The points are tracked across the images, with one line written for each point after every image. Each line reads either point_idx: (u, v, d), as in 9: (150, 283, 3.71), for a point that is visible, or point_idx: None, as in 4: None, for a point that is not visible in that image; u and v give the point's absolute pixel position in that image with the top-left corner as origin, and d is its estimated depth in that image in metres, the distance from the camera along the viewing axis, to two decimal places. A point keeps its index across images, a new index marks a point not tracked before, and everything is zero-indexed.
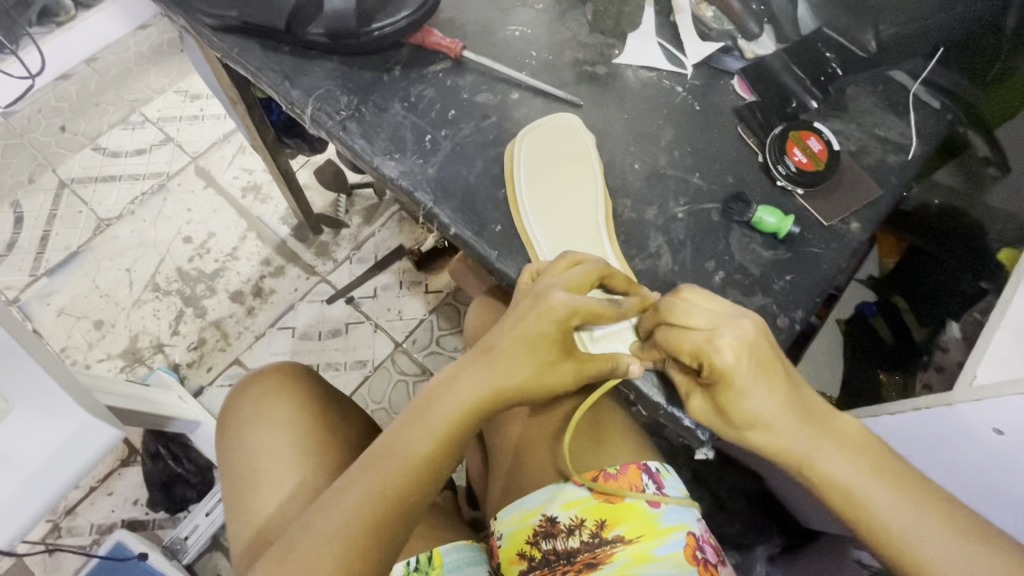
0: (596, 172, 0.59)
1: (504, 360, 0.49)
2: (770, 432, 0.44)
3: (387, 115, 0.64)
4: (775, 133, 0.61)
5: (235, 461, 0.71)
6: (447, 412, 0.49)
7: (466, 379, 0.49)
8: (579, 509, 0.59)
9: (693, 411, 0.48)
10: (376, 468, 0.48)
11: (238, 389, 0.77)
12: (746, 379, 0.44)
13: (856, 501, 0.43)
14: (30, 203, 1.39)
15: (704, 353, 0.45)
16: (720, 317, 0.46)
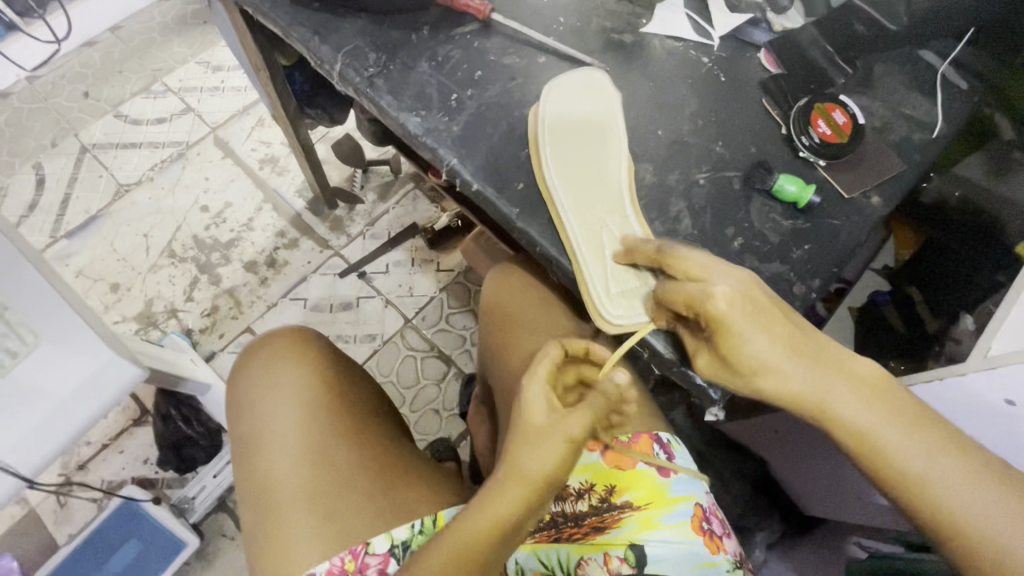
0: (619, 133, 0.60)
1: (519, 460, 0.48)
2: (774, 377, 0.44)
3: (414, 74, 0.65)
4: (800, 105, 0.61)
5: (242, 421, 0.72)
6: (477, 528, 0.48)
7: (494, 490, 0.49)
8: (590, 474, 0.61)
9: (700, 369, 0.49)
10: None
11: (249, 350, 0.78)
12: (742, 325, 0.44)
13: (870, 444, 0.43)
14: (52, 166, 1.41)
15: (698, 302, 0.46)
16: (714, 266, 0.47)
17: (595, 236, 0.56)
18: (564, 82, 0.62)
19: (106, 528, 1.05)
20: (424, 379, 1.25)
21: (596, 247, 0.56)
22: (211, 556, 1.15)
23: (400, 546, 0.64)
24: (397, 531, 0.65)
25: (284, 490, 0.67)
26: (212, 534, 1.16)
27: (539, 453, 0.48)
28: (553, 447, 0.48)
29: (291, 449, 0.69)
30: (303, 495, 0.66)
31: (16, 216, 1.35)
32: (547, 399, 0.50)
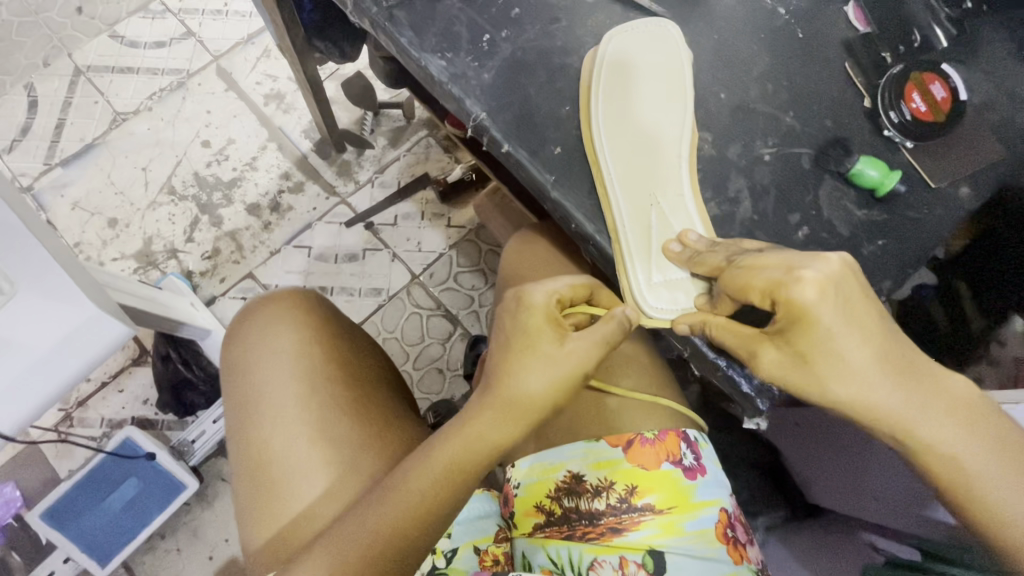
0: (684, 103, 0.51)
1: (516, 385, 0.47)
2: (862, 387, 0.38)
3: (440, 6, 0.56)
4: (894, 73, 0.51)
5: (237, 393, 0.67)
6: (461, 445, 0.49)
7: (481, 414, 0.48)
8: (610, 470, 0.56)
9: (763, 371, 0.41)
10: (392, 500, 0.49)
11: (244, 315, 0.72)
12: (832, 322, 0.38)
13: (963, 474, 0.39)
14: (44, 87, 1.31)
15: (781, 288, 0.39)
16: (797, 257, 0.40)
17: (644, 220, 0.50)
18: (624, 38, 0.53)
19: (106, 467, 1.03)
20: (429, 337, 1.20)
21: (645, 234, 0.49)
22: (211, 497, 1.11)
23: None
24: None
25: (285, 470, 0.63)
26: (211, 477, 1.12)
27: (531, 382, 0.47)
28: (549, 388, 0.47)
29: (294, 421, 0.64)
30: (306, 468, 0.63)
31: (8, 141, 1.27)
32: (546, 324, 0.49)
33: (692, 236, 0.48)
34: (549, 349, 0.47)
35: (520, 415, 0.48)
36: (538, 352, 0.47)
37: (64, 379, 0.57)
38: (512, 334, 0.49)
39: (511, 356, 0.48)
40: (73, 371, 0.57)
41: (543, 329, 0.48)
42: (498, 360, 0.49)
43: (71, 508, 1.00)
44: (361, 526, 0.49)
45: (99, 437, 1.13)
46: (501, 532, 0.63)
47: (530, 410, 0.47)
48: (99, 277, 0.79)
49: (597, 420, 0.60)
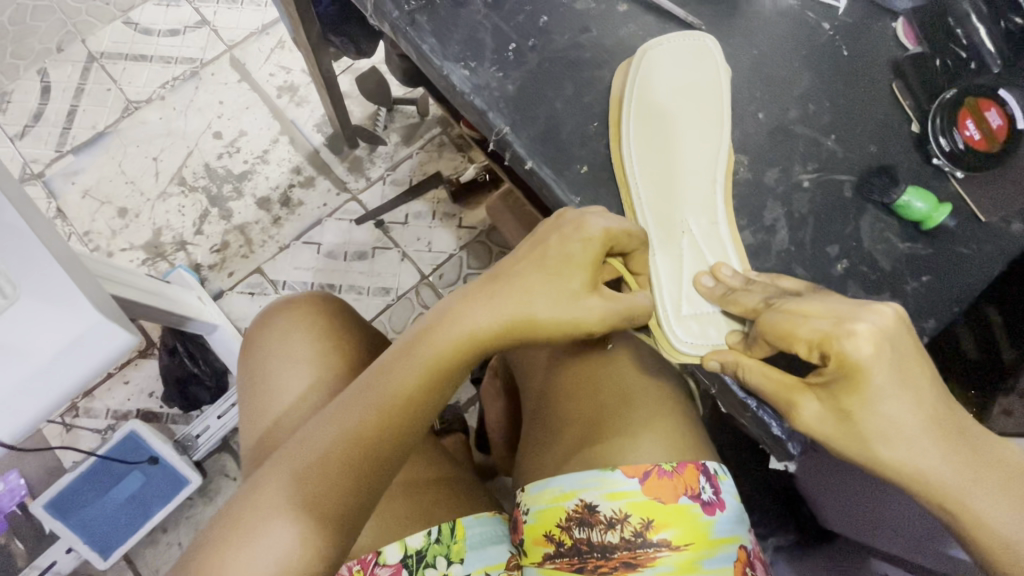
0: (721, 124, 0.49)
1: (526, 298, 0.43)
2: (907, 450, 0.36)
3: (464, 11, 0.53)
4: (945, 99, 0.48)
5: (256, 399, 0.63)
6: (449, 345, 0.44)
7: (473, 313, 0.44)
8: (625, 502, 0.53)
9: (801, 420, 0.39)
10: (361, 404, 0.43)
11: (261, 319, 0.68)
12: (882, 379, 0.35)
13: (1014, 556, 0.35)
14: (57, 73, 1.29)
15: (830, 340, 0.36)
16: (848, 307, 0.37)
17: (676, 251, 0.48)
18: (657, 53, 0.50)
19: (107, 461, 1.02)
20: None
21: (676, 265, 0.48)
22: (213, 493, 1.10)
23: (414, 557, 0.54)
24: (411, 538, 0.55)
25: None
26: (214, 473, 1.11)
27: (540, 293, 0.43)
28: (564, 308, 0.43)
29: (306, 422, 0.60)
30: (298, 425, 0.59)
31: (20, 126, 1.26)
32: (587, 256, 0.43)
33: (725, 271, 0.46)
34: (574, 278, 0.43)
35: (517, 328, 0.44)
36: (554, 260, 0.44)
37: (64, 389, 0.53)
38: (530, 247, 0.45)
39: (524, 266, 0.45)
40: (74, 382, 0.53)
41: (584, 268, 0.43)
42: (506, 266, 0.45)
43: (75, 499, 1.00)
44: (324, 437, 0.42)
45: (103, 429, 1.12)
46: (513, 559, 0.59)
47: (534, 326, 0.44)
48: (108, 271, 0.77)
49: (618, 448, 0.55)
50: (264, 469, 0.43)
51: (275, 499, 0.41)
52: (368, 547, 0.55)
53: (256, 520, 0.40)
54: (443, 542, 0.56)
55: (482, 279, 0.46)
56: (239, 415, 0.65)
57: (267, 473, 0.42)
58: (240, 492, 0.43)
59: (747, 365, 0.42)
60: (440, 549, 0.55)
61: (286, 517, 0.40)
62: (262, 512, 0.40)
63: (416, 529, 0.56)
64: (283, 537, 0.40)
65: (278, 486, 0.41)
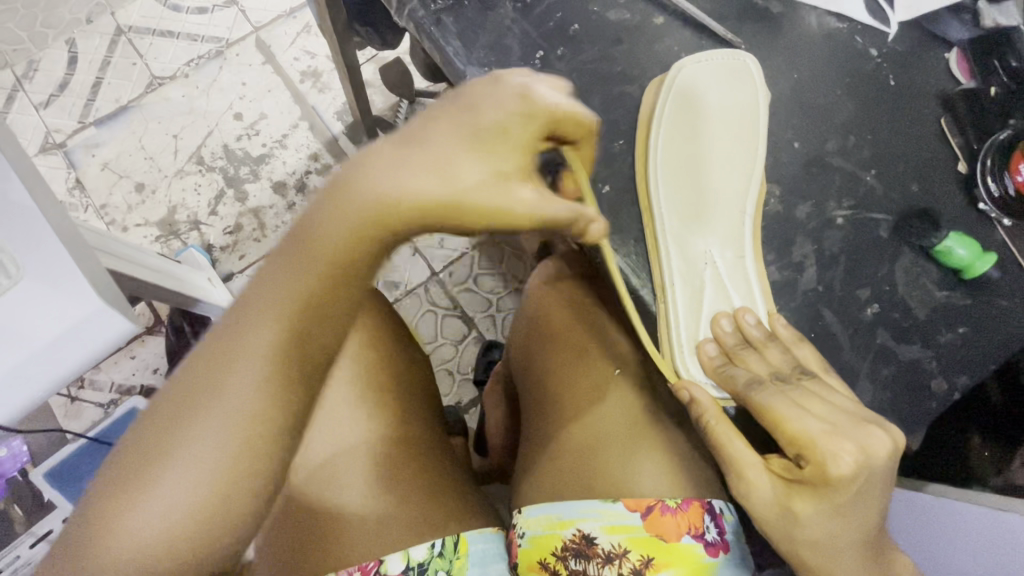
0: (755, 151, 0.46)
1: (452, 180, 0.32)
2: (834, 560, 0.37)
3: (493, 14, 0.51)
4: (998, 140, 0.45)
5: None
6: (360, 224, 0.32)
7: (383, 205, 0.32)
8: (625, 537, 0.49)
9: (751, 504, 0.39)
10: (258, 316, 0.33)
11: None
12: (846, 499, 0.35)
13: None
14: (85, 44, 1.29)
15: (811, 446, 0.36)
16: (843, 422, 0.37)
17: (697, 284, 0.47)
18: (692, 73, 0.47)
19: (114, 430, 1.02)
20: (441, 337, 1.08)
21: (695, 298, 0.46)
22: None
23: (416, 570, 0.50)
24: (416, 550, 0.50)
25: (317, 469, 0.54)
26: None
27: (466, 174, 0.32)
28: (490, 193, 0.33)
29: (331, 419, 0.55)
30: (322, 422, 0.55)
31: (45, 95, 1.26)
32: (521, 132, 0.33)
33: (749, 318, 0.45)
34: (506, 161, 0.33)
35: (432, 216, 0.32)
36: (492, 131, 0.33)
37: (57, 377, 0.50)
38: (450, 116, 0.33)
39: (445, 133, 0.33)
40: (62, 373, 0.50)
41: (521, 145, 0.34)
42: (430, 135, 0.33)
43: (80, 466, 1.00)
44: (245, 339, 0.33)
45: (106, 404, 1.11)
46: None
47: (460, 210, 0.32)
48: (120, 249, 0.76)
49: (617, 477, 0.52)
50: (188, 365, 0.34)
51: (175, 426, 0.32)
52: (370, 554, 0.51)
53: (172, 429, 0.32)
54: (446, 557, 0.52)
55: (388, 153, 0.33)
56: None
57: (167, 396, 0.33)
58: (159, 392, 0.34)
59: (716, 424, 0.41)
60: (442, 563, 0.51)
61: (200, 432, 0.32)
62: (177, 425, 0.32)
63: (421, 539, 0.52)
64: (199, 444, 0.32)
65: (214, 389, 0.32)
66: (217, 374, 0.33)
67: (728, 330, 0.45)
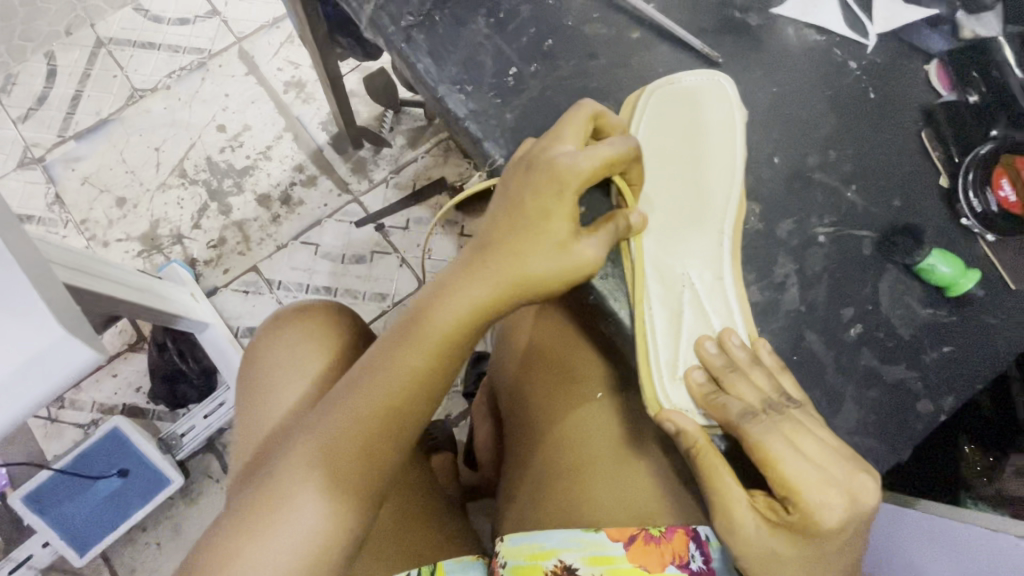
0: (733, 171, 0.45)
1: (523, 260, 0.40)
2: None
3: (465, 30, 0.49)
4: (980, 155, 0.44)
5: (252, 416, 0.57)
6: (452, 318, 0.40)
7: (474, 287, 0.40)
8: (607, 568, 0.48)
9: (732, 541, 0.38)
10: (370, 384, 0.40)
11: (275, 330, 0.60)
12: (820, 543, 0.36)
13: None
14: (64, 57, 1.25)
15: (802, 492, 0.36)
16: (834, 468, 0.37)
17: (675, 304, 0.45)
18: (669, 90, 0.46)
19: (91, 455, 0.92)
20: None
21: (673, 321, 0.45)
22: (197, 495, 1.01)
23: None
24: None
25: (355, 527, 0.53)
26: (198, 474, 1.01)
27: (531, 253, 0.40)
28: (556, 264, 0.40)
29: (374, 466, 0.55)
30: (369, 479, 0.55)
31: (23, 109, 1.21)
32: (567, 203, 0.40)
33: (733, 340, 0.43)
34: (561, 233, 0.40)
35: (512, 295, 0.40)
36: (532, 207, 0.40)
37: (2, 420, 0.43)
38: (506, 207, 0.41)
39: (519, 215, 0.41)
40: (20, 407, 0.43)
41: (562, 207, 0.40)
42: (496, 228, 0.41)
43: (54, 492, 0.92)
44: (318, 435, 0.40)
45: (86, 425, 1.03)
46: None
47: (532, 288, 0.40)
48: (94, 269, 0.72)
49: (597, 508, 0.50)
50: (279, 456, 0.40)
51: (259, 515, 0.38)
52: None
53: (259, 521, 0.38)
54: None
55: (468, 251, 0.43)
56: (236, 426, 0.59)
57: (255, 490, 0.40)
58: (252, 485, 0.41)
59: (705, 455, 0.40)
60: None
61: (308, 491, 0.38)
62: (272, 516, 0.38)
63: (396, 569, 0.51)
64: (293, 530, 0.38)
65: (296, 482, 0.39)
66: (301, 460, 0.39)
67: (712, 353, 0.43)
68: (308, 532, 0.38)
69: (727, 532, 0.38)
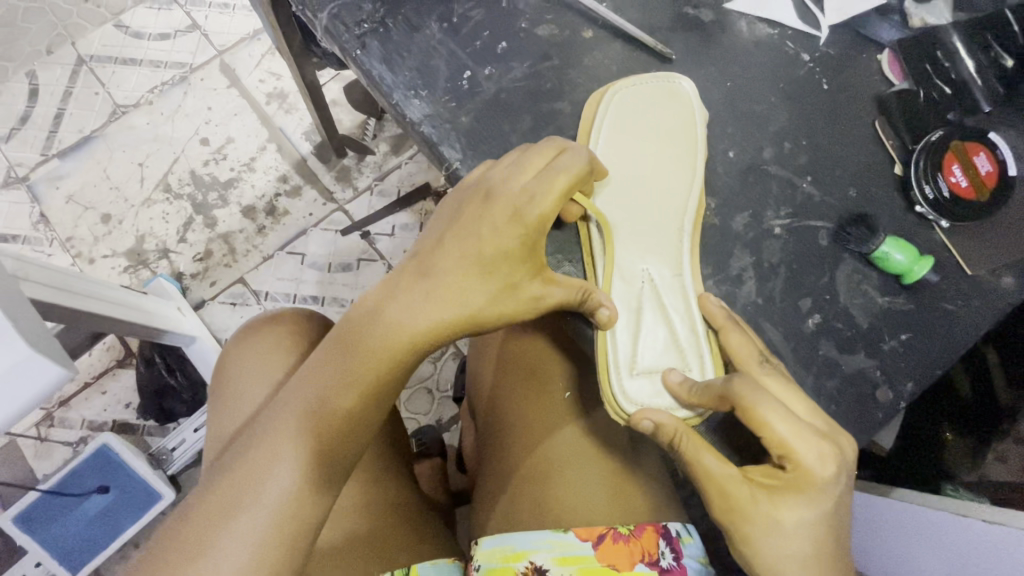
0: (694, 171, 0.45)
1: (472, 284, 0.41)
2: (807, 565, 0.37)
3: (420, 36, 0.50)
4: (929, 143, 0.44)
5: (220, 428, 0.56)
6: (400, 323, 0.41)
7: (424, 293, 0.41)
8: (577, 567, 0.48)
9: (733, 512, 0.37)
10: (321, 387, 0.40)
11: (241, 343, 0.60)
12: (820, 494, 0.36)
13: None
14: (46, 75, 1.24)
15: (793, 448, 0.36)
16: (816, 421, 0.38)
17: (635, 301, 0.45)
18: (633, 90, 0.47)
19: (79, 473, 0.91)
20: None
21: (633, 317, 0.45)
22: None
23: None
24: None
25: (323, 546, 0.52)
26: (189, 488, 1.00)
27: (480, 291, 0.41)
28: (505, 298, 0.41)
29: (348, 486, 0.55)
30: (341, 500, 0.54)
31: (6, 129, 1.21)
32: (522, 241, 0.41)
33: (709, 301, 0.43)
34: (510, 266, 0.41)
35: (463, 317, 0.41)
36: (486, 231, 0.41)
37: None
38: (458, 228, 0.42)
39: (470, 225, 0.41)
40: None
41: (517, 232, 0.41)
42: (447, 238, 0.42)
43: (46, 509, 0.91)
44: (278, 436, 0.39)
45: (77, 442, 1.02)
46: None
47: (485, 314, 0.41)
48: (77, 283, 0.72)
49: (567, 504, 0.50)
50: (232, 460, 0.40)
51: (213, 519, 0.37)
52: None
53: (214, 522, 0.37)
54: None
55: (409, 263, 0.43)
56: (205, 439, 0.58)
57: (206, 496, 0.39)
58: (200, 490, 0.40)
59: (688, 440, 0.39)
60: None
61: (270, 490, 0.38)
62: (226, 517, 0.37)
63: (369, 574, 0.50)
64: (249, 531, 0.37)
65: (252, 479, 0.38)
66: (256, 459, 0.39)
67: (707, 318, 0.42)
68: (258, 536, 0.37)
69: (723, 509, 0.37)
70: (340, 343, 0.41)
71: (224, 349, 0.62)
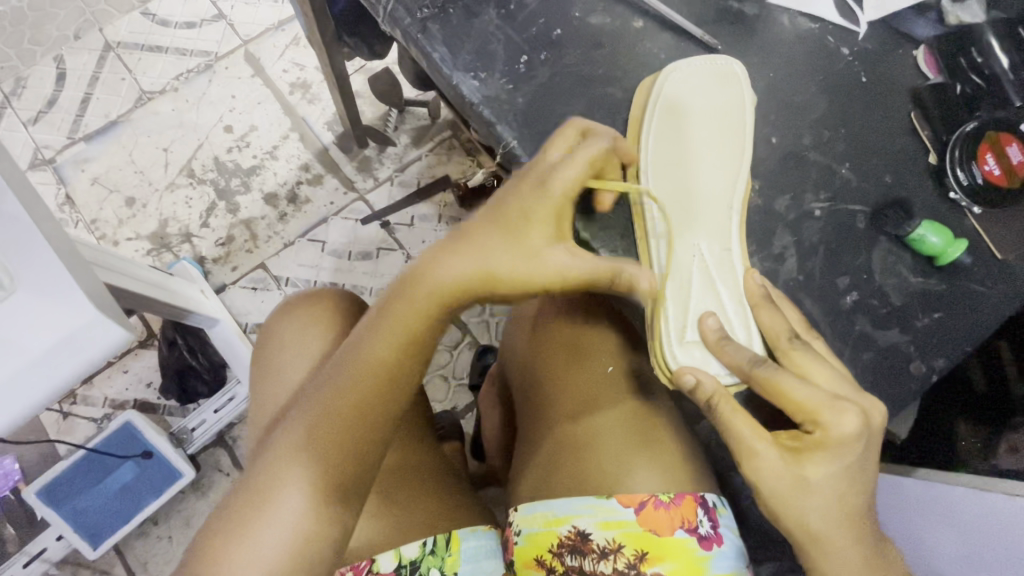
0: (742, 151, 0.48)
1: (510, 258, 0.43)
2: (821, 515, 0.40)
3: (476, 22, 0.52)
4: (966, 131, 0.47)
5: (265, 401, 0.58)
6: (437, 298, 0.43)
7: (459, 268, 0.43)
8: (620, 532, 0.50)
9: (760, 471, 0.40)
10: (355, 363, 0.42)
11: (280, 322, 0.62)
12: (841, 454, 0.39)
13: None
14: (74, 61, 1.27)
15: (821, 412, 0.39)
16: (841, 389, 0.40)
17: (685, 276, 0.48)
18: (683, 74, 0.49)
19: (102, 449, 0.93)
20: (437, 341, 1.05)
21: (683, 290, 0.47)
22: (207, 488, 1.01)
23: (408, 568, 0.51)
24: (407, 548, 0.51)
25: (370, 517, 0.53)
26: (208, 467, 1.02)
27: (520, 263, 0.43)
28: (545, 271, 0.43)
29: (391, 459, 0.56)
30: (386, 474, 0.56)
31: (33, 112, 1.23)
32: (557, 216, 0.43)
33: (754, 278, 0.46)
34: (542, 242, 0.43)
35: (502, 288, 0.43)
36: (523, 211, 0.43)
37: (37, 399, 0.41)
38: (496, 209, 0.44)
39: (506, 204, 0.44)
40: (54, 389, 0.41)
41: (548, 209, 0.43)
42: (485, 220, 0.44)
43: (68, 484, 0.92)
44: (314, 409, 0.41)
45: (100, 419, 1.04)
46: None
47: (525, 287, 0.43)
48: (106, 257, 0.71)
49: (607, 472, 0.52)
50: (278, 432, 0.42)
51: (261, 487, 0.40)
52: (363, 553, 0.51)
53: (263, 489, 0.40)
54: (438, 554, 0.52)
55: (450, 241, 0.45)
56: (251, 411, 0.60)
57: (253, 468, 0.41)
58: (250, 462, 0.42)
59: (725, 406, 0.41)
60: (435, 561, 0.52)
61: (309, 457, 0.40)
62: (272, 484, 0.40)
63: (411, 538, 0.52)
64: (291, 498, 0.39)
65: (292, 448, 0.40)
66: (296, 431, 0.41)
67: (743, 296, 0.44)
68: (296, 506, 0.39)
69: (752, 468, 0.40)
70: (377, 320, 0.43)
71: (263, 325, 0.64)
